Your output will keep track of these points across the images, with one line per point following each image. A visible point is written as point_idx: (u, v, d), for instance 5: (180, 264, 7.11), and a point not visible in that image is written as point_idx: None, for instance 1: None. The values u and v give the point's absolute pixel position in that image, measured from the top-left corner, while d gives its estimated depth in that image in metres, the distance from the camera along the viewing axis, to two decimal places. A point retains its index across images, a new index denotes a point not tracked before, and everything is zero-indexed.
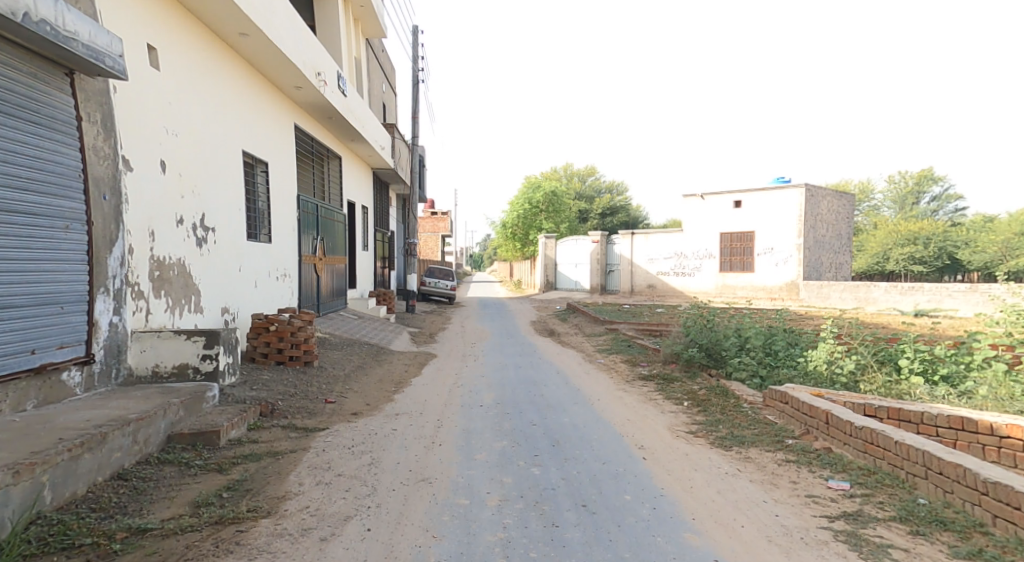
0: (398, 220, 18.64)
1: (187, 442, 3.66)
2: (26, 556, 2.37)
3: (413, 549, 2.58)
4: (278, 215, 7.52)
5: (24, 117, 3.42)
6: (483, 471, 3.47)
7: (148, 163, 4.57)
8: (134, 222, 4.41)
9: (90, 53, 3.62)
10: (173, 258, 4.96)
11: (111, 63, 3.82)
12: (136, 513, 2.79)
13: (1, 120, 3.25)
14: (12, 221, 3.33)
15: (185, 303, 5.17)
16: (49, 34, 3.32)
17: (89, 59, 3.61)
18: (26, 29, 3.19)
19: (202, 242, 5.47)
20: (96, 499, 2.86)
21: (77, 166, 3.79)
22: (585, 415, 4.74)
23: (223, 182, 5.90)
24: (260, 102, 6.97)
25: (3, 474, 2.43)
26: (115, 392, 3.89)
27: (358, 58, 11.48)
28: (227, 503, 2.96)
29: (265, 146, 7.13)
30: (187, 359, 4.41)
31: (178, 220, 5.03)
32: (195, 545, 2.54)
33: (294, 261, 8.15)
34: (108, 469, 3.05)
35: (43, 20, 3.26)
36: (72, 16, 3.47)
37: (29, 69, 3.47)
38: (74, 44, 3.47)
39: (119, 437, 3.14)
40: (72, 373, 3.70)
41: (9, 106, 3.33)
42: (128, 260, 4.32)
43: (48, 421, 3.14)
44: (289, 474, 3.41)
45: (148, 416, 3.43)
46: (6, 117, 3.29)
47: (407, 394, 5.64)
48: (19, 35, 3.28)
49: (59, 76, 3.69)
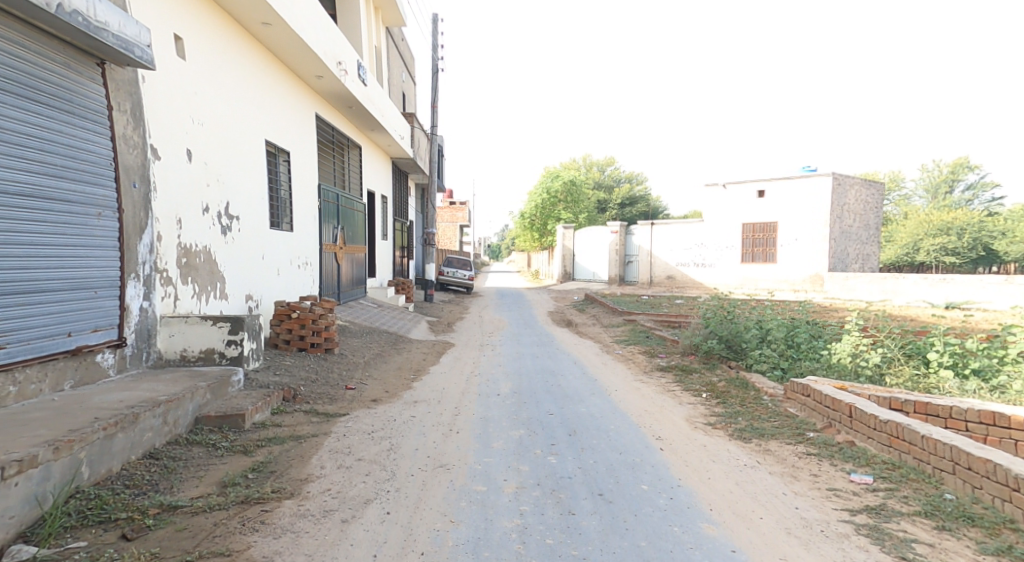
0: (417, 211, 18.79)
1: (215, 424, 3.76)
2: (67, 528, 2.48)
3: (432, 533, 2.63)
4: (301, 204, 7.63)
5: (60, 108, 3.53)
6: (499, 458, 3.51)
7: (175, 152, 4.67)
8: (162, 211, 4.50)
9: (120, 43, 3.69)
10: (199, 245, 5.07)
11: (139, 53, 3.88)
12: (167, 490, 2.89)
13: (36, 110, 3.36)
14: (48, 209, 3.43)
15: (211, 290, 5.28)
16: (82, 25, 3.39)
17: (119, 49, 3.67)
18: (59, 20, 3.27)
19: (227, 230, 5.57)
20: (130, 476, 2.96)
21: (109, 155, 3.89)
22: (602, 405, 4.76)
23: (246, 171, 5.99)
24: (283, 91, 7.05)
25: (44, 450, 2.52)
26: (146, 375, 4.02)
27: (378, 48, 11.54)
28: (252, 484, 3.05)
29: (288, 136, 7.21)
30: (213, 344, 4.51)
31: (204, 208, 5.13)
32: (223, 523, 2.63)
33: (316, 249, 8.26)
34: (140, 448, 3.15)
35: (75, 10, 3.34)
36: (103, 7, 3.54)
37: (64, 60, 3.56)
38: (105, 35, 3.53)
39: (150, 418, 3.24)
40: (105, 356, 3.82)
41: (46, 96, 3.43)
42: (157, 247, 4.43)
43: (84, 401, 3.26)
44: (311, 457, 3.49)
45: (177, 398, 3.53)
46: (41, 107, 3.39)
47: (426, 382, 5.70)
48: (52, 25, 3.35)
49: (91, 67, 3.77)
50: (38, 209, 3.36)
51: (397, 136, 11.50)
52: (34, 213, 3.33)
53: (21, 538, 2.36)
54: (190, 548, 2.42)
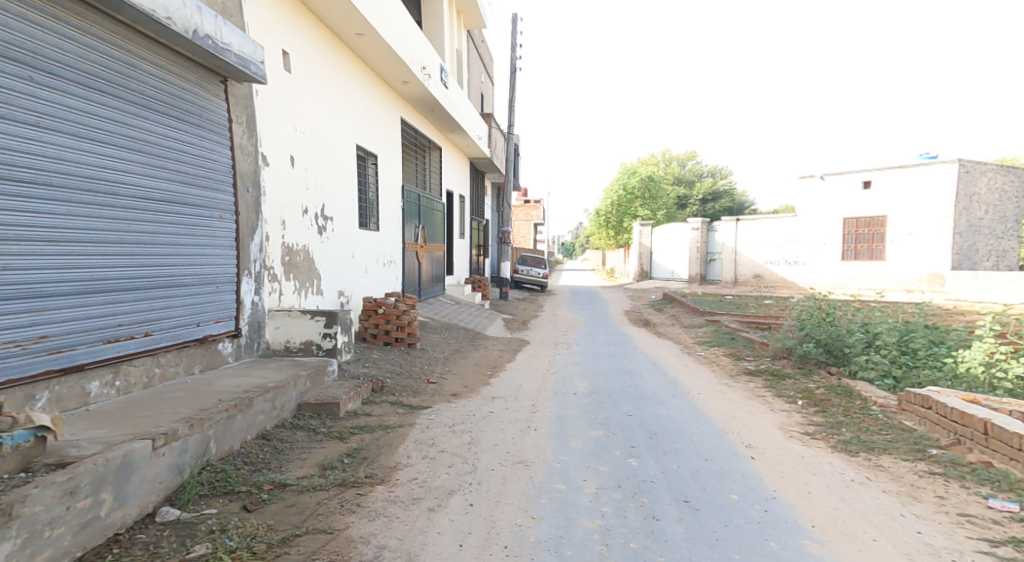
0: (492, 210, 19.10)
1: (314, 411, 4.05)
2: (201, 496, 2.78)
3: (514, 528, 2.71)
4: (386, 204, 7.99)
5: (192, 122, 3.92)
6: (578, 458, 3.55)
7: (281, 159, 5.05)
8: (270, 213, 4.88)
9: (240, 61, 4.06)
10: (300, 244, 5.45)
11: (256, 69, 4.25)
12: (278, 469, 3.16)
13: (175, 125, 3.75)
14: (183, 212, 3.83)
15: (309, 285, 5.67)
16: (213, 48, 3.75)
17: (240, 67, 4.04)
18: (195, 45, 3.64)
19: (322, 230, 5.95)
20: (247, 454, 3.26)
21: (228, 163, 4.28)
22: (685, 408, 4.68)
23: (340, 174, 6.35)
24: (373, 97, 7.41)
25: (182, 425, 2.83)
26: (258, 362, 4.40)
27: (460, 50, 11.84)
28: (348, 468, 3.27)
29: (376, 139, 7.57)
30: (311, 336, 4.83)
31: (304, 210, 5.50)
32: (324, 503, 2.84)
33: (399, 247, 8.61)
34: (254, 428, 3.46)
35: (208, 35, 3.70)
36: (228, 30, 3.90)
37: (196, 79, 3.96)
38: (229, 55, 3.90)
39: (262, 402, 3.54)
40: (225, 344, 4.22)
41: (185, 115, 3.85)
42: (266, 246, 4.81)
43: (209, 384, 3.61)
44: (398, 446, 3.68)
45: (283, 385, 3.84)
46: (179, 122, 3.79)
47: (503, 379, 5.83)
48: (190, 50, 3.75)
49: (216, 84, 4.17)
50: (175, 213, 3.76)
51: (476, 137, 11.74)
52: (172, 217, 3.72)
53: (167, 501, 2.68)
54: (298, 523, 2.65)
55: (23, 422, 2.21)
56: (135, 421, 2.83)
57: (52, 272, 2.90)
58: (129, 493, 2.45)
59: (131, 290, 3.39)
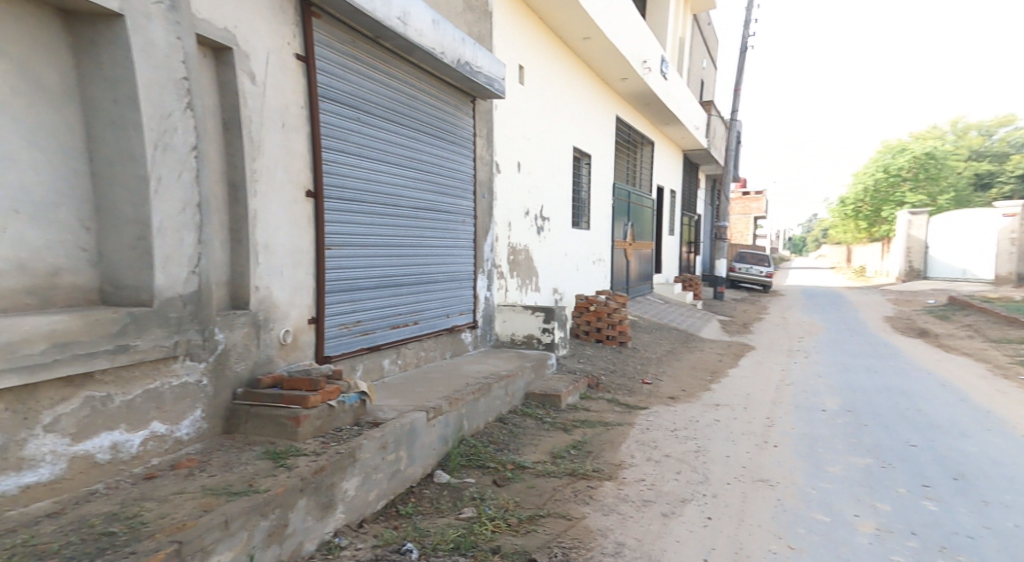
0: (707, 204, 18.13)
1: (539, 401, 4.29)
2: (460, 468, 3.17)
3: (770, 553, 2.48)
4: (598, 203, 8.10)
5: (448, 141, 4.46)
6: (842, 487, 3.14)
7: (510, 165, 5.44)
8: (500, 216, 5.31)
9: (488, 81, 4.56)
10: (523, 245, 5.82)
11: (500, 86, 4.71)
12: (516, 451, 3.44)
13: (435, 143, 4.30)
14: (438, 217, 4.37)
15: (529, 282, 6.01)
16: (468, 71, 4.31)
17: (488, 86, 4.56)
18: (455, 70, 4.19)
19: (541, 230, 6.26)
20: (489, 434, 3.60)
21: (473, 174, 4.79)
22: (999, 446, 3.79)
23: (558, 176, 6.62)
24: (592, 97, 7.57)
25: (444, 402, 3.27)
26: (490, 352, 4.83)
27: (683, 39, 11.46)
28: (576, 459, 3.39)
29: (592, 140, 7.72)
30: (533, 330, 5.09)
31: (527, 212, 5.85)
32: (560, 489, 3.00)
33: (608, 246, 8.65)
34: (494, 411, 3.80)
35: (465, 60, 4.25)
36: (480, 54, 4.45)
37: (453, 102, 4.52)
38: (479, 76, 4.43)
39: (499, 388, 3.88)
40: (466, 334, 4.71)
41: (448, 135, 4.46)
42: (495, 246, 5.24)
43: (457, 368, 4.09)
44: (621, 445, 3.69)
45: (514, 374, 4.15)
46: (438, 140, 4.33)
47: (725, 385, 5.49)
48: (452, 77, 4.31)
49: (466, 104, 4.69)
50: (433, 219, 4.31)
51: (694, 128, 11.24)
52: (430, 223, 4.27)
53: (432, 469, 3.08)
54: (541, 505, 2.84)
55: (353, 386, 2.93)
56: (410, 395, 3.34)
57: (354, 266, 3.53)
58: (415, 454, 2.96)
59: (402, 283, 4.00)
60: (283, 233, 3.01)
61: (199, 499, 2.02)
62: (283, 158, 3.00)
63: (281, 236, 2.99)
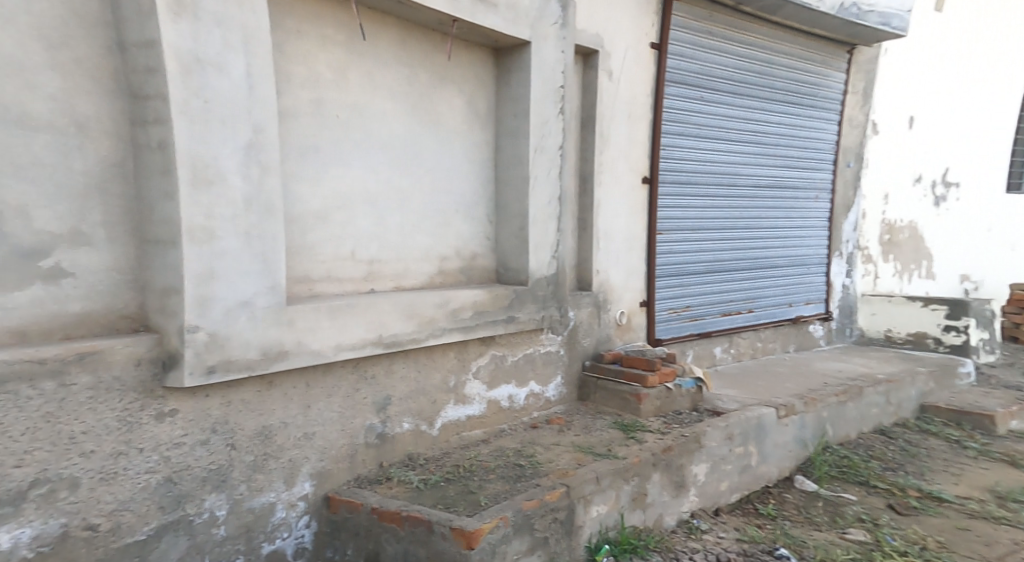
0: None
1: (944, 417, 6.13)
2: (835, 477, 4.91)
3: None
4: (982, 204, 9.07)
5: (817, 101, 6.84)
6: None
7: (891, 134, 7.69)
8: (872, 188, 7.63)
9: (882, 18, 6.45)
10: (901, 222, 8.07)
11: (897, 20, 6.60)
12: (919, 481, 4.87)
13: (804, 110, 6.74)
14: (802, 153, 6.86)
15: (910, 271, 8.30)
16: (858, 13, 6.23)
17: (879, 23, 6.44)
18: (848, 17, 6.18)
19: (938, 201, 8.44)
20: (870, 448, 5.43)
21: (833, 123, 7.08)
22: None
23: (927, 162, 8.22)
24: (982, 74, 8.73)
25: (800, 404, 5.01)
26: (849, 343, 7.53)
27: None
28: (929, 511, 4.39)
29: (981, 119, 8.79)
30: (930, 330, 7.33)
31: (888, 195, 7.86)
32: (930, 541, 3.93)
33: (989, 236, 9.32)
34: (847, 426, 5.46)
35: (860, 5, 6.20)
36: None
37: (824, 57, 6.78)
38: (870, 16, 6.32)
39: (872, 393, 5.71)
40: (816, 326, 7.23)
41: (819, 95, 6.87)
42: (860, 224, 7.58)
43: (811, 364, 6.37)
44: (1006, 528, 4.16)
45: (847, 390, 5.47)
46: (812, 104, 6.82)
47: None
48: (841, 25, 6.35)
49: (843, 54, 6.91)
50: (783, 199, 6.72)
51: None
52: (783, 198, 6.71)
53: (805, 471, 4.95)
54: (917, 541, 3.94)
55: (691, 374, 4.97)
56: (767, 390, 5.28)
57: (718, 257, 6.07)
58: (767, 451, 4.70)
59: (727, 272, 6.22)
60: (621, 219, 5.21)
61: (560, 454, 3.89)
62: (626, 149, 5.17)
63: (619, 221, 5.19)
